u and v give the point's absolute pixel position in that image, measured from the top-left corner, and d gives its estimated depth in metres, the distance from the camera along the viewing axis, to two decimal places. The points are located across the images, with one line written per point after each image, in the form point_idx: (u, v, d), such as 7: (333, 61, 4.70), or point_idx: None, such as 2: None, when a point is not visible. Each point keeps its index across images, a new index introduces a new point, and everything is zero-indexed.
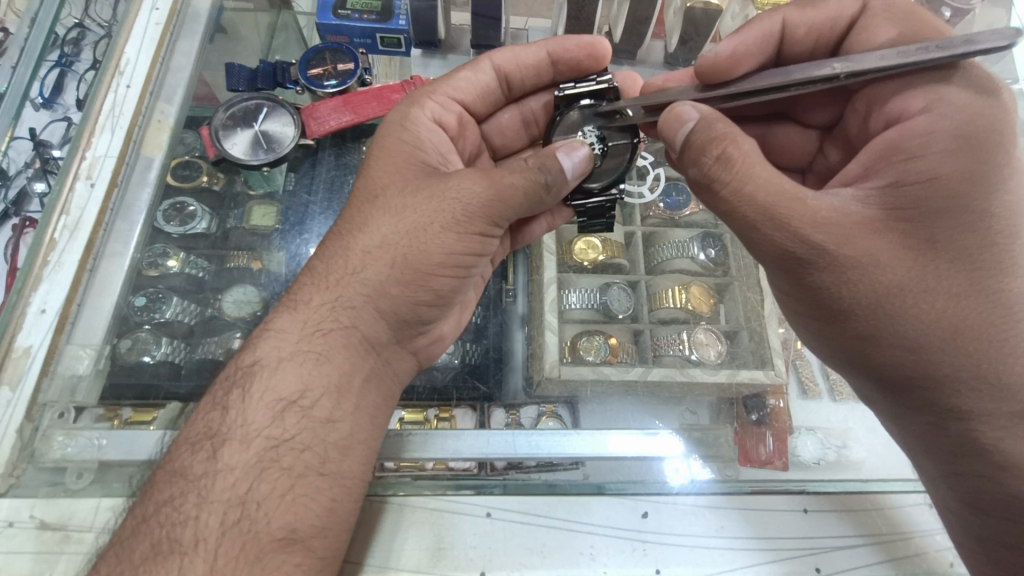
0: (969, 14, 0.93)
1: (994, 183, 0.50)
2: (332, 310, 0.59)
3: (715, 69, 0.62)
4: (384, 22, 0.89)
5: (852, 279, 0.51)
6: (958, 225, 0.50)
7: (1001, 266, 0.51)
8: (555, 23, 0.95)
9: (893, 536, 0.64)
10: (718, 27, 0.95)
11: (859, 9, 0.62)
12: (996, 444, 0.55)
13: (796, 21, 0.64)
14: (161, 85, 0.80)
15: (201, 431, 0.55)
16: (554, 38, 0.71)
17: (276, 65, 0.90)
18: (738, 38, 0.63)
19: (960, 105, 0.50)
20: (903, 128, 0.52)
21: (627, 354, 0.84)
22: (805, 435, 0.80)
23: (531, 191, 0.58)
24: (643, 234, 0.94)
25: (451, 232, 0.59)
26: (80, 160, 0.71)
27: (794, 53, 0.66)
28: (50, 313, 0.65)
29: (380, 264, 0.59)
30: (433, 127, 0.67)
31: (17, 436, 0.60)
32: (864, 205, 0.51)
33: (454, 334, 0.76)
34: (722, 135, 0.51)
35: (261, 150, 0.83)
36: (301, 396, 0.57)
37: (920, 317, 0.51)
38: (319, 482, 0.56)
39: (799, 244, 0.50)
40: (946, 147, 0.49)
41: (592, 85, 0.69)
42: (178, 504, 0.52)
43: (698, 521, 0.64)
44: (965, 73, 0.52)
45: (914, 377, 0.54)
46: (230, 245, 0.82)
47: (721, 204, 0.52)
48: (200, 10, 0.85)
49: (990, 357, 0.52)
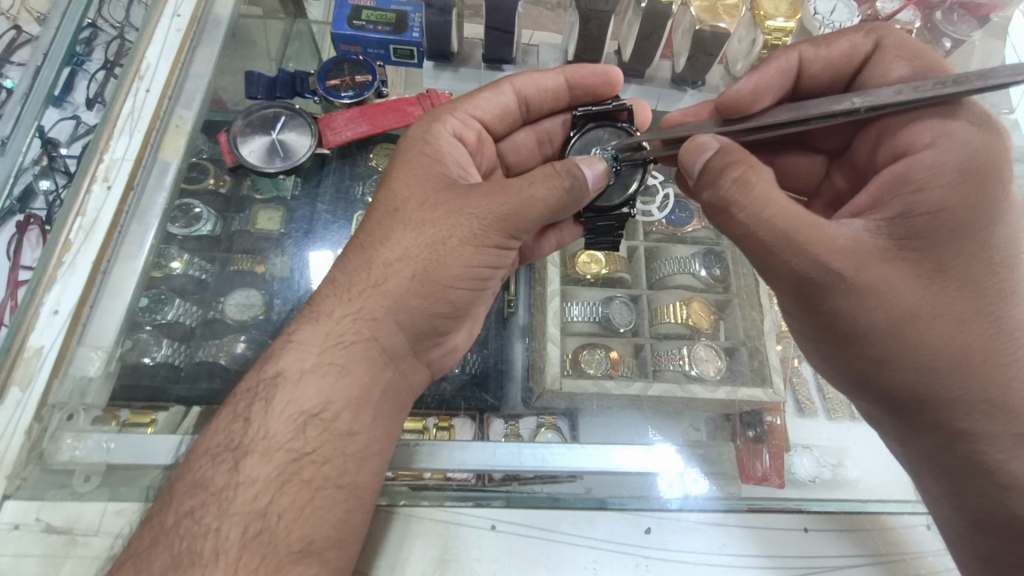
0: (969, 44, 0.96)
1: (998, 215, 0.52)
2: (354, 322, 0.60)
3: (736, 104, 0.63)
4: (398, 34, 0.91)
5: (867, 305, 0.52)
6: (965, 254, 0.52)
7: (1002, 293, 0.53)
8: (567, 39, 0.96)
9: (898, 557, 0.64)
10: (724, 49, 0.98)
11: (873, 46, 0.64)
12: (1003, 465, 0.54)
13: (812, 57, 0.65)
14: (180, 91, 0.80)
15: (222, 442, 0.56)
16: (571, 65, 0.73)
17: (294, 74, 0.92)
18: (757, 74, 0.64)
19: (965, 139, 0.52)
20: (910, 161, 0.54)
21: (627, 367, 0.85)
22: (801, 452, 0.82)
23: (551, 200, 0.59)
24: (645, 250, 0.96)
25: (469, 245, 0.59)
26: (98, 161, 0.72)
27: (811, 86, 0.68)
28: (62, 314, 0.64)
29: (401, 277, 0.60)
30: (454, 143, 0.69)
31: (26, 436, 0.60)
32: (875, 235, 0.53)
33: (466, 346, 0.77)
34: (740, 160, 0.53)
35: (277, 158, 0.84)
36: (323, 409, 0.58)
37: (930, 343, 0.53)
38: (337, 494, 0.57)
39: (817, 271, 0.51)
40: (952, 181, 0.51)
41: (606, 107, 0.71)
42: (199, 516, 0.52)
43: (700, 538, 0.64)
44: (969, 108, 0.54)
45: (925, 400, 0.55)
46: (234, 248, 0.84)
47: (735, 227, 0.52)
48: (221, 16, 0.86)
49: (994, 380, 0.53)
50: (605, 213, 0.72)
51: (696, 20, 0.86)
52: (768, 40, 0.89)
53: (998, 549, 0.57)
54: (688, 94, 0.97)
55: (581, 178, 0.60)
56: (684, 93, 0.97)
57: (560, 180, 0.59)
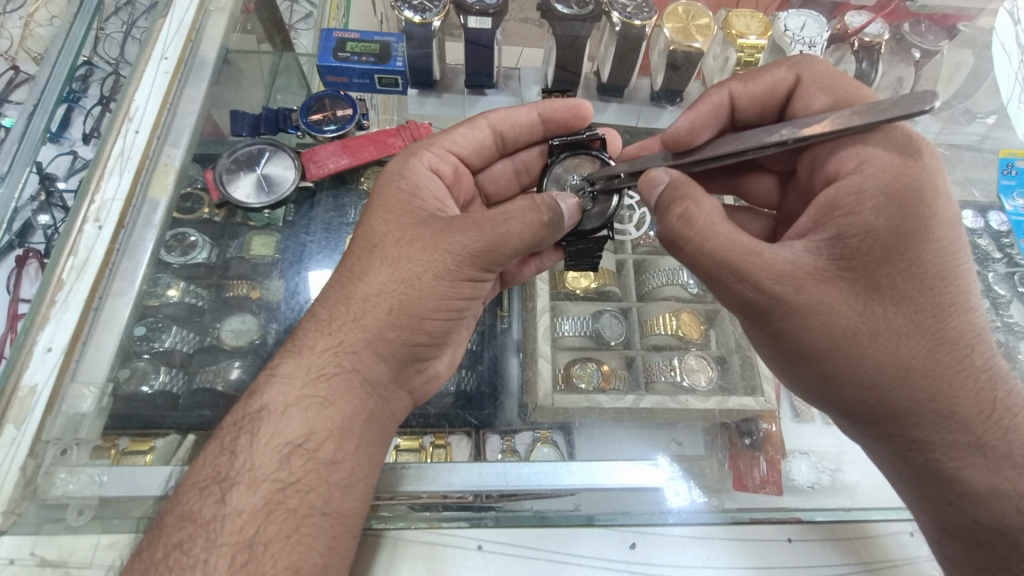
0: (938, 54, 0.98)
1: (926, 233, 0.53)
2: (335, 355, 0.62)
3: (677, 140, 0.68)
4: (381, 64, 0.94)
5: (808, 324, 0.53)
6: (897, 273, 0.53)
7: (938, 306, 0.54)
8: (544, 65, 0.99)
9: (885, 564, 0.66)
10: (701, 67, 1.00)
11: (795, 80, 0.66)
12: (957, 471, 0.56)
13: (740, 93, 0.69)
14: (169, 130, 0.83)
15: (210, 475, 0.57)
16: (544, 101, 0.76)
17: (277, 112, 0.95)
18: (692, 114, 0.68)
19: (884, 166, 0.54)
20: (839, 187, 0.55)
21: (620, 381, 0.85)
22: (798, 458, 0.81)
23: (524, 233, 0.60)
24: (634, 263, 0.98)
25: (444, 279, 0.61)
26: (89, 203, 0.74)
27: (744, 119, 0.71)
28: (55, 352, 0.66)
29: (378, 311, 0.61)
30: (430, 177, 0.71)
31: (20, 473, 0.60)
32: (814, 257, 0.54)
33: (450, 370, 0.78)
34: (684, 196, 0.55)
35: (263, 193, 0.86)
36: (307, 439, 0.59)
37: (874, 359, 0.54)
38: (322, 521, 0.58)
39: (758, 295, 0.54)
40: (880, 203, 0.53)
41: (581, 136, 0.75)
42: (187, 548, 0.53)
43: (685, 552, 0.65)
44: (888, 131, 0.56)
45: (878, 412, 0.56)
46: (230, 274, 0.87)
47: (686, 259, 0.56)
48: (207, 57, 0.90)
49: (939, 390, 0.54)
50: (587, 236, 0.74)
51: (669, 41, 0.89)
52: (742, 57, 0.93)
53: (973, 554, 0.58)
54: (667, 110, 0.99)
55: (558, 212, 0.62)
56: (662, 110, 0.99)
57: (538, 213, 0.61)
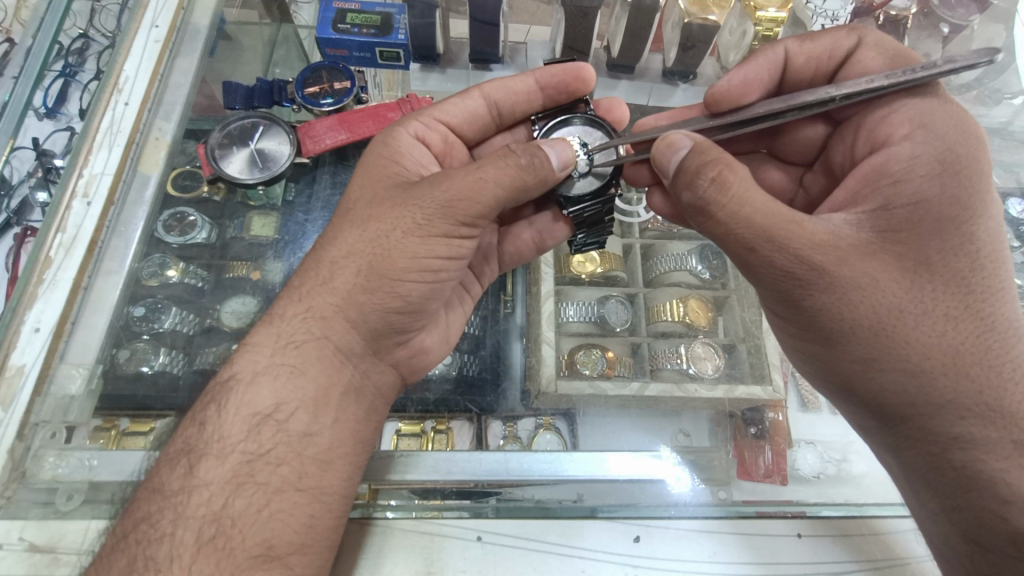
0: (967, 30, 0.92)
1: (976, 209, 0.55)
2: (305, 322, 0.61)
3: (729, 94, 0.69)
4: (383, 36, 0.89)
5: (843, 300, 0.54)
6: (946, 248, 0.54)
7: (987, 290, 0.56)
8: (554, 36, 0.92)
9: (896, 561, 0.65)
10: (716, 41, 0.92)
11: (855, 42, 0.67)
12: (1002, 474, 0.54)
13: (796, 51, 0.69)
14: (160, 103, 0.80)
15: (179, 447, 0.56)
16: (541, 67, 0.74)
17: (273, 83, 0.91)
18: (745, 69, 0.69)
19: (941, 133, 0.56)
20: (888, 155, 0.58)
21: (625, 368, 0.82)
22: (804, 447, 0.77)
23: (505, 181, 0.58)
24: (641, 247, 0.95)
25: (414, 235, 0.59)
26: (77, 176, 0.72)
27: (794, 81, 0.71)
28: (42, 332, 0.65)
29: (347, 273, 0.60)
30: (415, 144, 0.70)
31: (8, 455, 0.60)
32: (856, 229, 0.56)
33: (439, 346, 0.75)
34: (715, 161, 0.55)
35: (256, 168, 0.82)
36: (276, 409, 0.58)
37: (921, 339, 0.54)
38: (297, 497, 0.57)
39: (782, 280, 0.55)
40: (931, 172, 0.55)
41: (562, 105, 0.76)
42: (155, 521, 0.52)
43: (691, 546, 0.64)
44: (911, 108, 0.59)
45: (916, 406, 0.56)
46: (229, 255, 0.83)
47: (716, 227, 0.55)
48: (200, 24, 0.86)
49: (984, 379, 0.55)
50: (598, 196, 0.72)
51: (685, 14, 0.83)
52: (759, 31, 0.85)
53: (979, 561, 0.56)
54: (680, 88, 0.94)
55: (537, 156, 0.60)
56: (676, 88, 0.93)
57: (513, 158, 0.59)
